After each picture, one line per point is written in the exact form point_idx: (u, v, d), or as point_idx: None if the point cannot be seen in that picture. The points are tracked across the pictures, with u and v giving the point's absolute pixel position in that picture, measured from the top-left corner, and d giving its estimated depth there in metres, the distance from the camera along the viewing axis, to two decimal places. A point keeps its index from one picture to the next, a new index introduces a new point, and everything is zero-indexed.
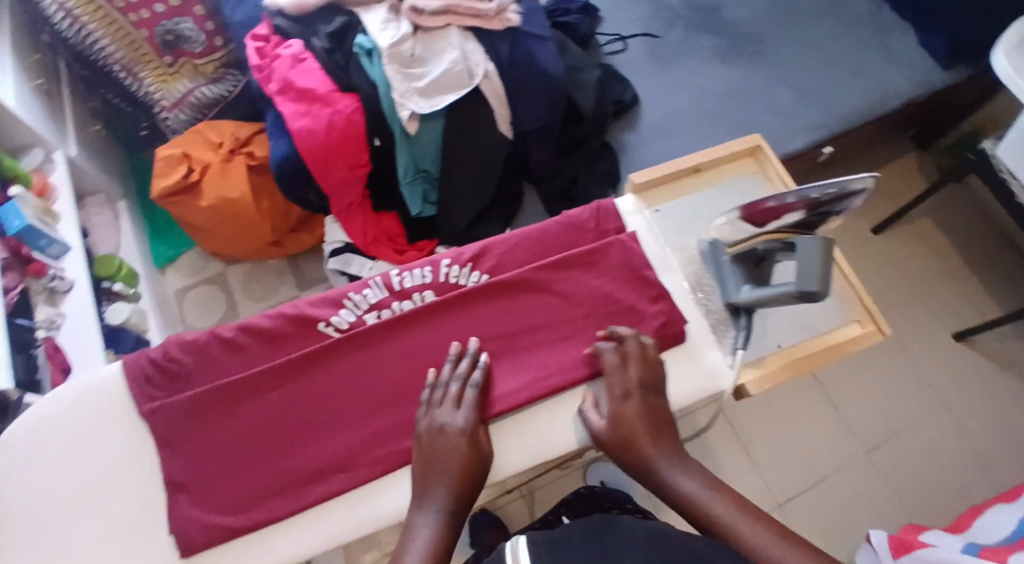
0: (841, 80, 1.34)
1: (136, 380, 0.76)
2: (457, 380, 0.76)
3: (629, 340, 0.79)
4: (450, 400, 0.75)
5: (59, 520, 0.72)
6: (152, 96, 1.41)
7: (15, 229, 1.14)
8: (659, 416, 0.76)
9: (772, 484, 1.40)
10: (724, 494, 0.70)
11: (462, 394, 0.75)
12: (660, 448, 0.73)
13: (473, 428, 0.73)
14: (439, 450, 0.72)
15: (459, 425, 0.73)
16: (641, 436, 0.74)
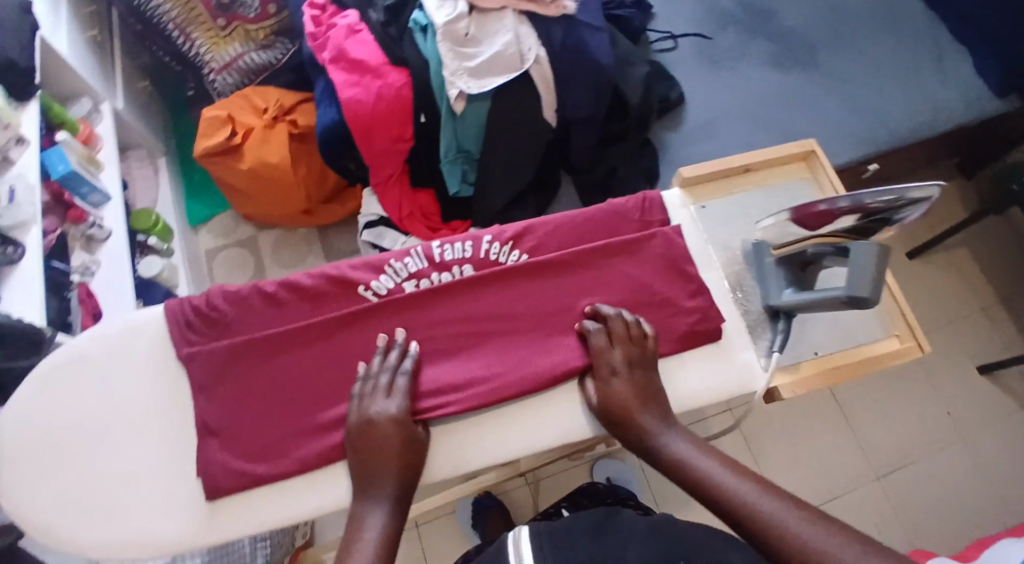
0: (892, 98, 1.32)
1: (178, 324, 0.78)
2: (389, 370, 0.75)
3: (613, 319, 0.79)
4: (382, 390, 0.74)
5: (91, 453, 0.74)
6: (203, 58, 1.44)
7: (59, 174, 1.16)
8: (646, 390, 0.76)
9: (819, 482, 1.40)
10: (717, 457, 0.70)
11: (395, 383, 0.75)
12: (651, 416, 0.74)
13: (405, 418, 0.73)
14: (373, 440, 0.72)
15: (393, 413, 0.73)
16: (631, 406, 0.74)
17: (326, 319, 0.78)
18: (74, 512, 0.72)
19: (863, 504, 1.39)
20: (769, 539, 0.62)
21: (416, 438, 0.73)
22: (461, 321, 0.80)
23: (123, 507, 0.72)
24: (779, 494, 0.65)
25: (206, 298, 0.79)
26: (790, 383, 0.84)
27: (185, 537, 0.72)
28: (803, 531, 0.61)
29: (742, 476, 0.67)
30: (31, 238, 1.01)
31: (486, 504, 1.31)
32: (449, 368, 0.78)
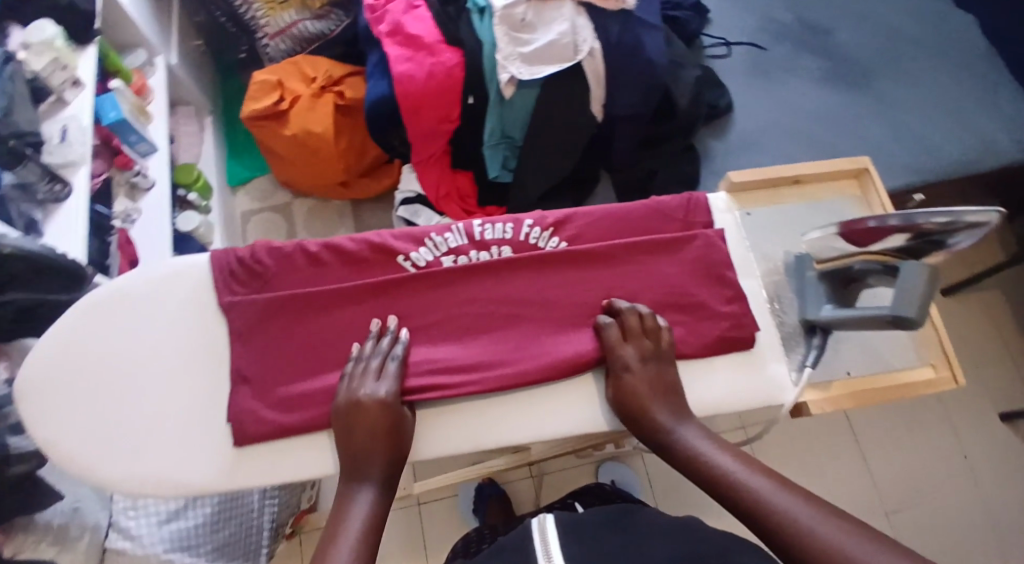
0: (945, 127, 1.29)
1: (222, 273, 0.79)
2: (380, 355, 0.75)
3: (627, 314, 0.79)
4: (372, 373, 0.74)
5: (125, 389, 0.75)
6: (259, 22, 1.45)
7: (110, 120, 1.19)
8: (661, 384, 0.76)
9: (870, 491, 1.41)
10: (731, 452, 0.70)
11: (384, 366, 0.75)
12: (667, 411, 0.74)
13: (394, 400, 0.73)
14: (359, 421, 0.71)
15: (381, 396, 0.72)
16: (643, 399, 0.74)
17: (364, 284, 0.79)
18: (105, 443, 0.74)
19: (915, 517, 1.39)
20: (787, 537, 0.61)
21: (400, 423, 0.73)
22: (494, 300, 0.81)
23: (152, 445, 0.74)
24: (793, 490, 0.65)
25: (251, 251, 0.80)
26: (819, 400, 0.83)
27: (208, 481, 0.73)
28: (814, 524, 0.60)
29: (757, 472, 0.67)
30: (79, 179, 1.03)
31: (488, 492, 1.31)
32: (479, 345, 0.79)
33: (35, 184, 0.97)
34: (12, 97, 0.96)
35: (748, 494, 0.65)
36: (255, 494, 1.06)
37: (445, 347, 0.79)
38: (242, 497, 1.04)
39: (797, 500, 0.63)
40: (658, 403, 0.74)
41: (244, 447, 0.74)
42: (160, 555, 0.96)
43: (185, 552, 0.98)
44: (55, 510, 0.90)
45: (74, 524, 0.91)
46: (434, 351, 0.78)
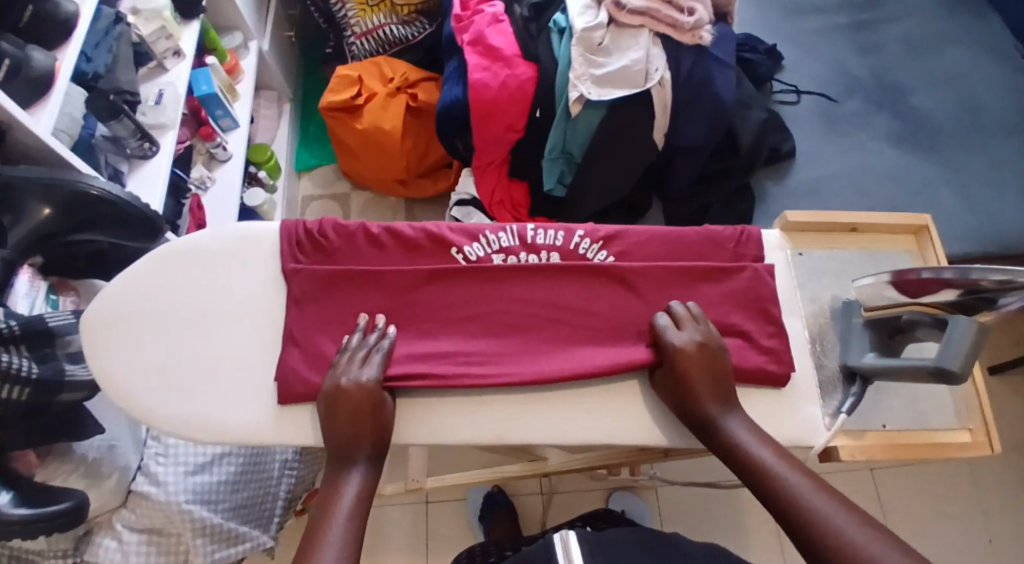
0: (1013, 200, 1.26)
1: (289, 241, 0.83)
2: (366, 346, 0.77)
3: (679, 309, 0.80)
4: (357, 361, 0.76)
5: (185, 335, 0.80)
6: (349, 21, 1.54)
7: (201, 92, 1.27)
8: (712, 374, 0.76)
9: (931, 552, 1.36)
10: (774, 448, 0.71)
11: (370, 356, 0.77)
12: (716, 402, 0.75)
13: (376, 389, 0.74)
14: (345, 403, 0.73)
15: (363, 382, 0.74)
16: (695, 388, 0.75)
17: (418, 269, 0.82)
18: (160, 383, 0.78)
19: None
20: (819, 534, 0.61)
21: (378, 411, 0.74)
22: (537, 300, 0.83)
23: (202, 390, 0.78)
24: (829, 490, 0.65)
25: (318, 224, 0.85)
26: (851, 446, 0.82)
27: (249, 433, 0.77)
28: (844, 524, 0.61)
29: (798, 470, 0.68)
30: (166, 140, 1.12)
31: (498, 501, 1.31)
32: (519, 341, 0.81)
33: (127, 139, 1.05)
34: (115, 59, 1.03)
35: (787, 490, 0.66)
36: (277, 459, 1.10)
37: (487, 337, 0.81)
38: (266, 459, 1.09)
39: (834, 503, 0.63)
40: (708, 394, 0.75)
41: (286, 406, 0.78)
42: (181, 505, 0.98)
43: (205, 506, 1.01)
44: (91, 444, 0.95)
45: (107, 461, 0.96)
46: (475, 340, 0.81)
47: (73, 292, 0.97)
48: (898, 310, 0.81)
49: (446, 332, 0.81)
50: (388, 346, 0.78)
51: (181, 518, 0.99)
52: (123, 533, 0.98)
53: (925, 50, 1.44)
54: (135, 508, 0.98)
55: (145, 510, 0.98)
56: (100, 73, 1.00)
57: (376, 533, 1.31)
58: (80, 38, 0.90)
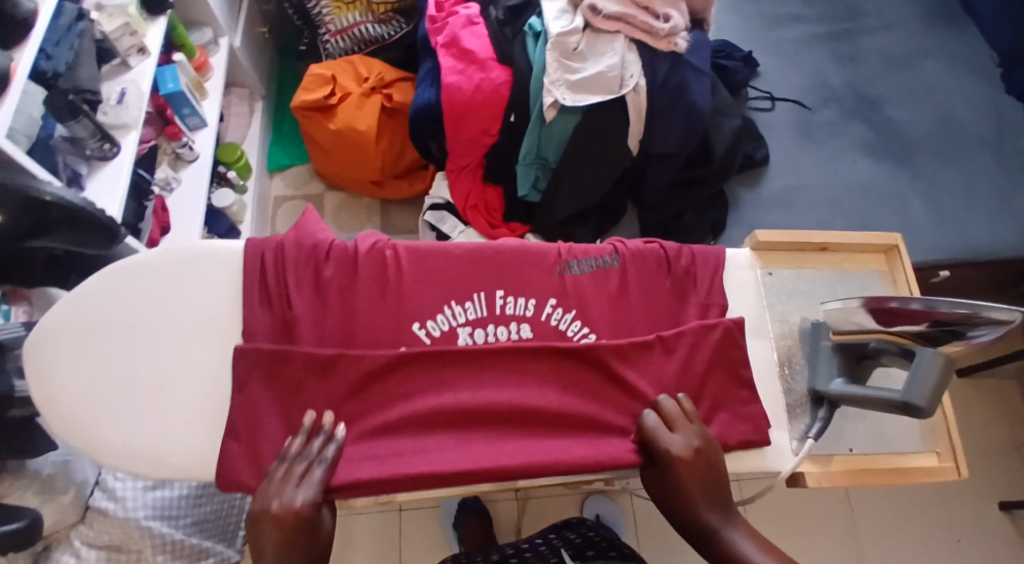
0: (981, 211, 1.29)
1: (250, 294, 0.80)
2: (307, 458, 0.74)
3: (667, 405, 0.78)
4: (294, 478, 0.72)
5: (136, 358, 0.78)
6: (323, 18, 1.50)
7: (167, 90, 1.24)
8: (709, 480, 0.75)
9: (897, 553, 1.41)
10: (780, 559, 0.70)
11: (310, 471, 0.73)
12: (716, 512, 0.74)
13: (311, 509, 0.71)
14: (272, 533, 0.69)
15: (297, 507, 0.71)
16: (692, 498, 0.74)
17: (379, 352, 0.79)
18: (109, 406, 0.76)
19: None
20: None
21: (309, 533, 0.71)
22: (506, 387, 0.80)
23: (152, 414, 0.76)
24: None
25: (279, 277, 0.81)
26: (816, 473, 0.83)
27: (201, 457, 0.76)
28: None
29: None
30: (128, 139, 1.08)
31: (471, 506, 1.31)
32: (486, 434, 0.79)
33: (86, 139, 1.01)
34: (77, 55, 1.00)
35: None
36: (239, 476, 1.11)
37: (451, 430, 0.79)
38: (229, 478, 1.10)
39: None
40: (705, 504, 0.74)
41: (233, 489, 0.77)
42: (140, 521, 0.97)
43: (165, 522, 1.00)
44: (46, 460, 0.94)
45: (61, 476, 0.94)
46: (438, 430, 0.79)
47: (26, 301, 0.95)
48: (867, 336, 0.82)
49: (405, 423, 0.78)
50: (331, 457, 0.74)
51: (141, 534, 0.97)
52: (81, 550, 0.95)
53: (899, 62, 1.46)
54: (93, 523, 0.96)
55: (104, 526, 0.96)
56: (60, 71, 0.96)
57: (346, 541, 1.30)
58: (38, 36, 0.87)
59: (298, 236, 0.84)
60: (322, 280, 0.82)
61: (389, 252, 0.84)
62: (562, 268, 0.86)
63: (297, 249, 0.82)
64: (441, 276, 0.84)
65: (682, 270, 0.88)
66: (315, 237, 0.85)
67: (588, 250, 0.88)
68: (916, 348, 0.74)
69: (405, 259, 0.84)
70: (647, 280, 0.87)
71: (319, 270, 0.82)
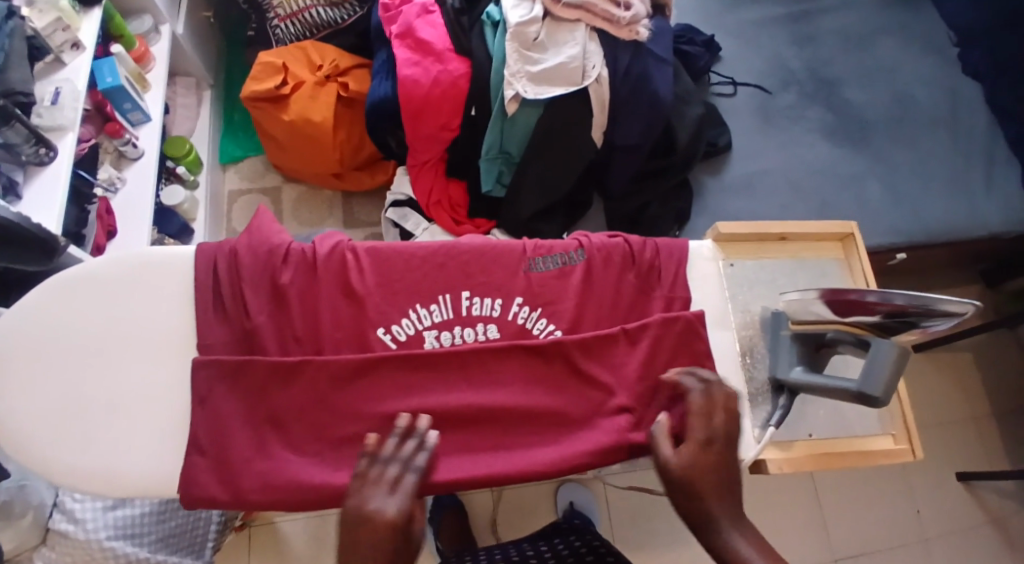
0: (935, 193, 1.33)
1: (204, 305, 0.75)
2: (398, 463, 0.67)
3: (715, 386, 0.74)
4: (386, 483, 0.66)
5: (84, 373, 0.73)
6: (271, 2, 1.44)
7: (106, 85, 1.17)
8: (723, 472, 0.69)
9: (859, 524, 1.47)
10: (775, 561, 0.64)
11: (403, 477, 0.67)
12: (726, 505, 0.67)
13: (406, 518, 0.64)
14: (362, 540, 0.62)
15: (390, 515, 0.63)
16: (704, 493, 0.67)
17: (346, 359, 0.73)
18: (59, 429, 0.72)
19: (908, 545, 1.47)
20: None
21: (407, 543, 0.64)
22: (476, 392, 0.75)
23: (106, 435, 0.72)
24: None
25: (234, 284, 0.75)
26: (779, 459, 0.81)
27: (160, 477, 0.72)
28: None
29: None
30: (65, 143, 1.02)
31: (445, 503, 1.30)
32: (457, 442, 0.75)
33: (20, 145, 0.94)
34: (8, 55, 0.95)
35: None
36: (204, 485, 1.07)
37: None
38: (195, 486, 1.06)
39: None
40: (718, 501, 0.67)
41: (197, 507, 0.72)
42: (101, 542, 0.95)
43: (128, 541, 0.97)
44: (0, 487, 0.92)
45: (18, 501, 0.93)
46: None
47: None
48: (824, 326, 0.79)
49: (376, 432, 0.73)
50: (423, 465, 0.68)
51: (103, 555, 0.95)
52: None
53: (859, 43, 1.47)
54: (55, 545, 0.94)
55: (66, 548, 0.94)
56: None
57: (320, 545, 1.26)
58: None
59: (251, 241, 0.77)
60: (278, 288, 0.75)
61: (349, 255, 0.78)
62: (527, 266, 0.81)
63: (251, 256, 0.76)
64: (405, 279, 0.79)
65: (647, 263, 0.84)
66: (270, 241, 0.78)
67: (553, 246, 0.83)
68: (871, 339, 0.71)
69: (366, 263, 0.79)
70: (613, 273, 0.83)
71: (275, 278, 0.76)
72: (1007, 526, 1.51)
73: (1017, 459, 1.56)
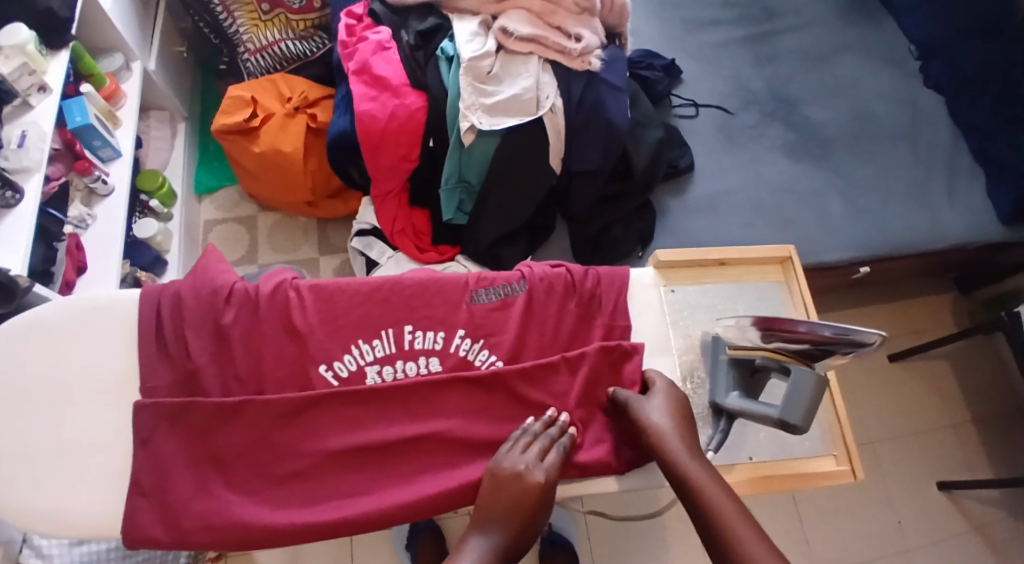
0: (897, 207, 1.35)
1: (147, 349, 0.78)
2: (545, 438, 0.77)
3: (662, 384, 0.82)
4: (533, 451, 0.75)
5: (34, 418, 0.76)
6: (241, 37, 1.47)
7: (75, 125, 1.20)
8: (690, 430, 0.78)
9: (841, 538, 1.47)
10: (723, 488, 0.72)
11: (548, 450, 0.76)
12: (686, 443, 0.76)
13: (551, 483, 0.73)
14: (509, 492, 0.72)
15: (538, 475, 0.72)
16: (669, 446, 0.75)
17: (288, 397, 0.77)
18: (8, 473, 0.75)
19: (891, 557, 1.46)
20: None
21: (544, 506, 0.72)
22: (416, 423, 0.79)
23: (54, 479, 0.75)
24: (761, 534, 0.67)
25: (179, 328, 0.79)
26: None
27: (103, 519, 0.74)
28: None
29: (746, 522, 0.68)
30: (32, 184, 1.04)
31: (422, 527, 1.25)
32: (398, 475, 0.77)
33: None
34: None
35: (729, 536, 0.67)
36: None
37: (366, 469, 0.78)
38: None
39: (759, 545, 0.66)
40: (678, 441, 0.75)
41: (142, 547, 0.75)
42: None
43: None
44: None
45: None
46: (352, 473, 0.77)
47: None
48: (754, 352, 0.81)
49: (317, 468, 0.77)
50: (568, 444, 0.77)
51: None
52: None
53: (818, 61, 1.50)
54: None
55: None
56: None
57: None
58: None
59: (197, 283, 0.82)
60: (222, 329, 0.79)
61: (292, 294, 0.82)
62: (471, 298, 0.85)
63: (196, 299, 0.80)
64: (348, 315, 0.82)
65: (587, 293, 0.87)
66: (214, 283, 0.82)
67: (496, 278, 0.87)
68: (792, 366, 0.75)
69: (310, 301, 0.83)
70: (556, 304, 0.86)
71: (219, 319, 0.80)
72: (990, 534, 1.50)
73: (996, 467, 1.56)
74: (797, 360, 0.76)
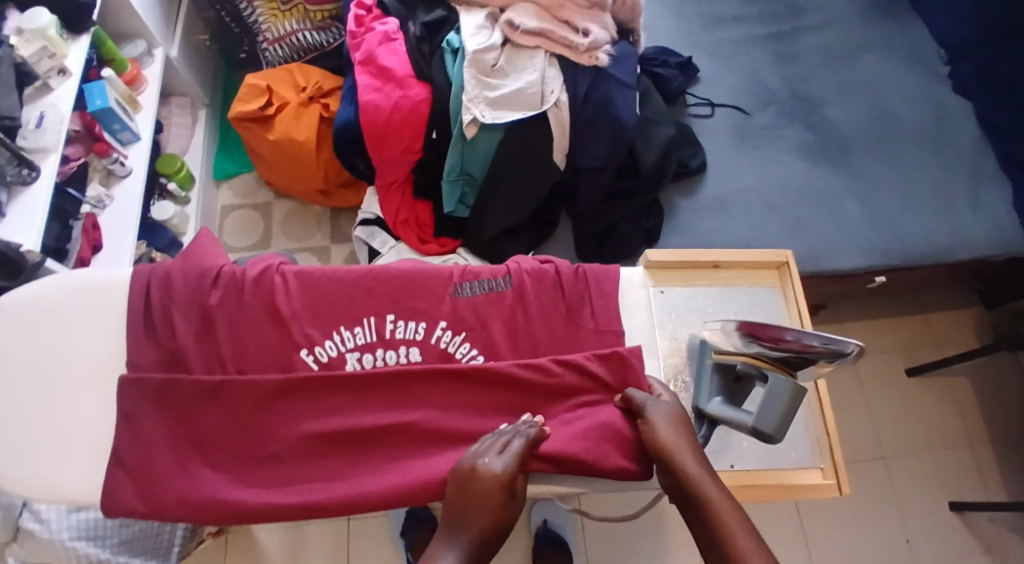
0: (917, 213, 1.30)
1: (135, 327, 0.81)
2: (510, 432, 0.77)
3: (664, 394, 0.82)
4: (496, 447, 0.75)
5: (28, 390, 0.79)
6: (261, 27, 1.50)
7: (94, 107, 1.23)
8: (693, 441, 0.76)
9: (847, 551, 1.43)
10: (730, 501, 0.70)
11: (510, 442, 0.75)
12: (691, 456, 0.74)
13: (512, 477, 0.72)
14: (474, 490, 0.71)
15: (497, 470, 0.72)
16: (672, 458, 0.74)
17: (267, 380, 0.78)
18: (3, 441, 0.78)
19: None
20: None
21: (510, 502, 0.72)
22: (393, 412, 0.80)
23: (43, 448, 0.78)
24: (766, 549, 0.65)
25: (167, 307, 0.81)
26: None
27: (88, 490, 0.77)
28: None
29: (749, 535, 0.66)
30: (48, 163, 1.07)
31: (421, 515, 1.26)
32: (371, 462, 0.78)
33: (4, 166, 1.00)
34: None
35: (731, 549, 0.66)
36: None
37: (342, 456, 0.78)
38: None
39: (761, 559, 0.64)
40: (684, 453, 0.74)
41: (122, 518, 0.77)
42: (65, 542, 1.01)
43: (90, 542, 1.03)
44: None
45: None
46: (326, 459, 0.78)
47: None
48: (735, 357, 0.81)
49: (292, 453, 0.78)
50: (534, 434, 0.76)
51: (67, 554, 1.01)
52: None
53: (842, 62, 1.46)
54: (26, 544, 1.00)
55: (35, 546, 1.00)
56: None
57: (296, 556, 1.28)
58: None
59: (186, 265, 0.84)
60: (207, 310, 0.81)
61: (278, 279, 0.84)
62: (455, 290, 0.85)
63: (184, 280, 0.83)
64: (331, 302, 0.84)
65: (574, 291, 0.87)
66: (203, 265, 0.84)
67: (481, 272, 0.87)
68: (771, 373, 0.74)
69: (295, 287, 0.84)
70: (541, 301, 0.86)
71: (204, 300, 0.82)
72: (1005, 557, 1.45)
73: (1015, 488, 1.50)
74: (776, 369, 0.75)
